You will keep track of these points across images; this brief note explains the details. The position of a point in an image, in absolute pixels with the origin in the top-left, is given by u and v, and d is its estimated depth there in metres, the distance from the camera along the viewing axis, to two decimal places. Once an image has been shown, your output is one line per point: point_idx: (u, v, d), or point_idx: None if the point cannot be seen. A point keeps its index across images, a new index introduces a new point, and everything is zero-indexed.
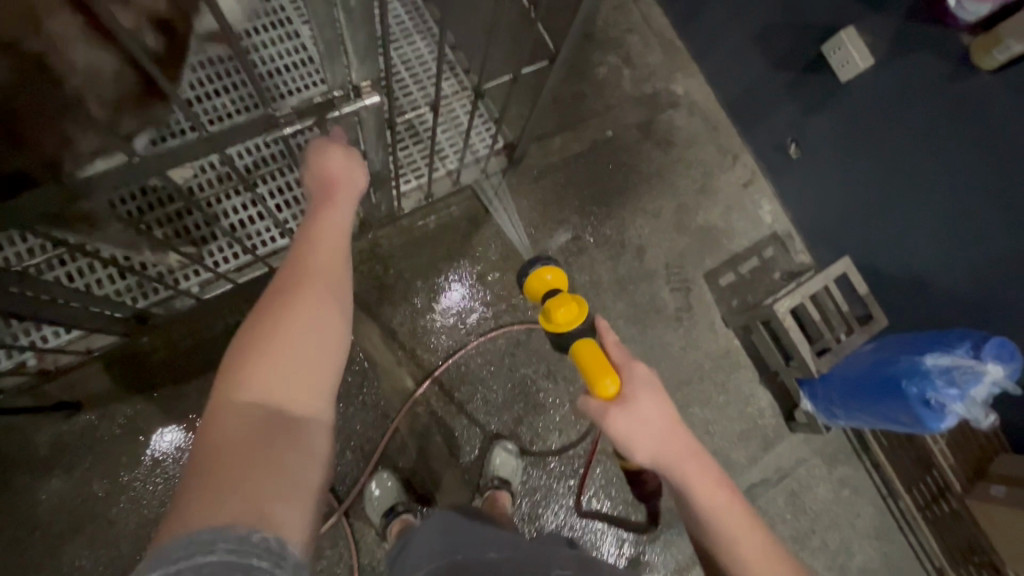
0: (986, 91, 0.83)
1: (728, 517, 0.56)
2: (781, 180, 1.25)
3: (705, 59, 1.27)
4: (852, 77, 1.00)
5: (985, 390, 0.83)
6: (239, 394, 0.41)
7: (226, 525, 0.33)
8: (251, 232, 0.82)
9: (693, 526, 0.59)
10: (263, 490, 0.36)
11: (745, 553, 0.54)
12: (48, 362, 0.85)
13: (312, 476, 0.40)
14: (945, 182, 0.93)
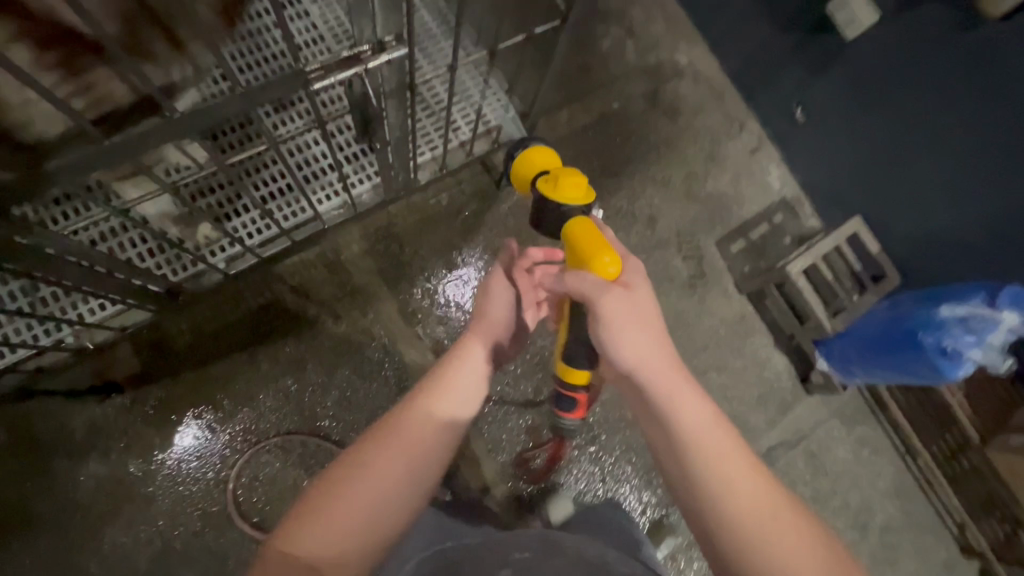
0: (997, 39, 0.82)
1: (703, 429, 0.54)
2: (789, 144, 1.26)
3: (708, 27, 1.27)
4: (857, 35, 0.99)
5: (1003, 337, 0.84)
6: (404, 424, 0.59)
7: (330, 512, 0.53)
8: (279, 205, 0.87)
9: (665, 444, 0.56)
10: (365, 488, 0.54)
11: (721, 469, 0.52)
12: (85, 339, 0.87)
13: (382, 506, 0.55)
14: (956, 133, 0.93)
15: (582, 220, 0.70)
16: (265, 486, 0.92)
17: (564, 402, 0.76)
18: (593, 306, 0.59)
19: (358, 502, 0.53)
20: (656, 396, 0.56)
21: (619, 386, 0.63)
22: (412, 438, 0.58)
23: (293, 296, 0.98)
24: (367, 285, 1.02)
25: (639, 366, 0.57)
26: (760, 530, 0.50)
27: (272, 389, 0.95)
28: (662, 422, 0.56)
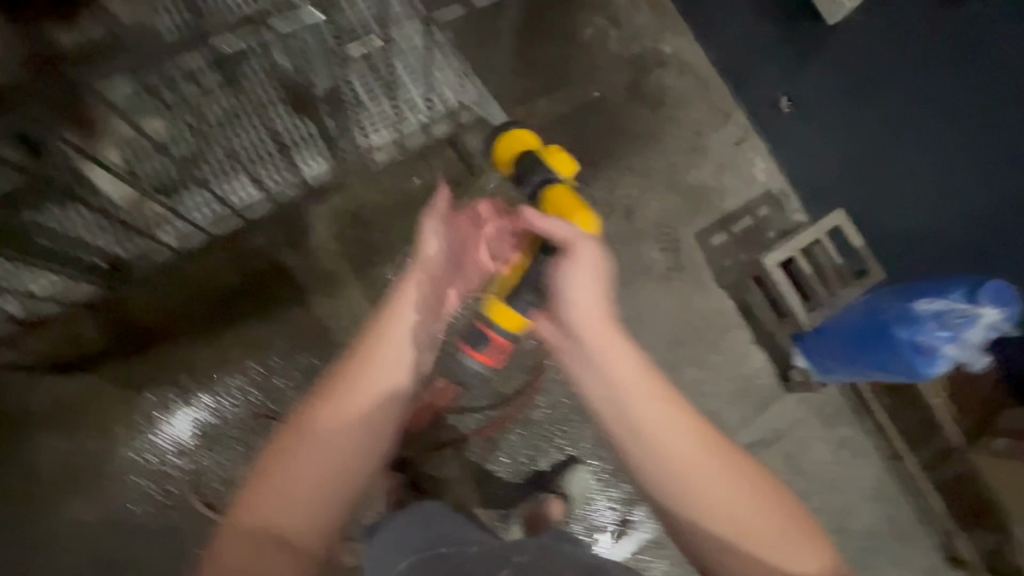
0: (983, 22, 0.79)
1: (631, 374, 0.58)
2: (776, 136, 1.22)
3: (695, 16, 1.24)
4: (839, 20, 0.94)
5: (982, 334, 0.80)
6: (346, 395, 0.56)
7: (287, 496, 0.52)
8: (231, 181, 0.96)
9: (597, 385, 0.61)
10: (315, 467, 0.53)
11: (645, 412, 0.57)
12: (33, 310, 0.90)
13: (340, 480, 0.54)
14: (943, 123, 0.89)
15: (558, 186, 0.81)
16: (226, 467, 0.92)
17: (480, 340, 0.84)
18: (569, 247, 0.67)
19: (311, 467, 0.52)
20: (598, 334, 0.61)
21: (555, 334, 0.68)
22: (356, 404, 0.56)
23: (260, 280, 0.98)
24: (335, 269, 1.01)
25: (590, 303, 0.63)
26: (686, 450, 0.56)
27: (237, 371, 0.95)
28: (600, 367, 0.60)
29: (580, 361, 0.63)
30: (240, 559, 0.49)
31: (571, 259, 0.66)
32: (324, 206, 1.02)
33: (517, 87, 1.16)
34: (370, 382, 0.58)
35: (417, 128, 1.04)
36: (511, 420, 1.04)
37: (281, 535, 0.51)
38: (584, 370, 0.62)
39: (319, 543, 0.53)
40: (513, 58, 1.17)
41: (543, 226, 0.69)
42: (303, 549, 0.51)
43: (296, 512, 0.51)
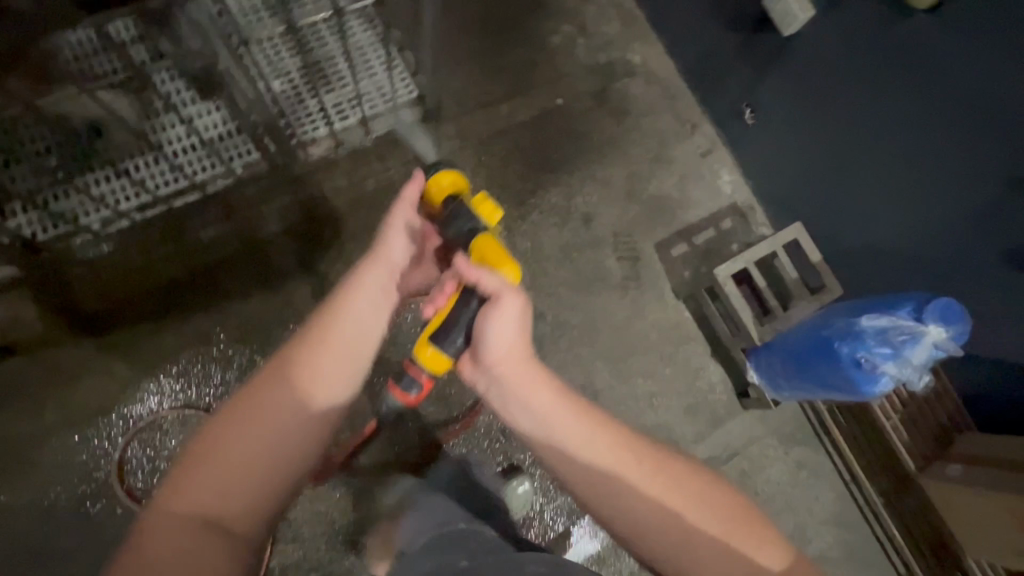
0: (925, 34, 0.78)
1: (553, 421, 0.59)
2: (741, 148, 1.21)
3: (664, 28, 1.25)
4: (794, 30, 0.95)
5: (926, 353, 0.77)
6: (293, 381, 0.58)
7: (219, 485, 0.53)
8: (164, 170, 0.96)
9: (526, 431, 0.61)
10: (252, 451, 0.54)
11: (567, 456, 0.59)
12: None
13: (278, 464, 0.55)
14: (889, 133, 0.88)
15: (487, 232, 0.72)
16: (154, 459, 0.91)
17: (406, 378, 0.74)
18: (498, 301, 0.63)
19: (249, 445, 0.54)
20: (519, 374, 0.62)
21: (477, 379, 0.67)
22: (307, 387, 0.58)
23: (206, 272, 0.98)
24: (282, 265, 1.01)
25: (514, 345, 0.63)
26: (620, 478, 0.57)
27: (174, 362, 0.95)
28: (525, 413, 0.61)
29: (506, 400, 0.63)
30: (169, 537, 0.50)
31: (496, 307, 0.64)
32: (274, 201, 1.02)
33: (480, 90, 1.16)
34: (311, 372, 0.59)
35: (353, 109, 1.03)
36: (446, 421, 1.04)
37: (207, 518, 0.52)
38: (515, 407, 0.62)
39: (243, 523, 0.54)
40: (477, 63, 1.17)
41: (472, 276, 0.64)
42: (229, 531, 0.53)
43: (224, 493, 0.53)
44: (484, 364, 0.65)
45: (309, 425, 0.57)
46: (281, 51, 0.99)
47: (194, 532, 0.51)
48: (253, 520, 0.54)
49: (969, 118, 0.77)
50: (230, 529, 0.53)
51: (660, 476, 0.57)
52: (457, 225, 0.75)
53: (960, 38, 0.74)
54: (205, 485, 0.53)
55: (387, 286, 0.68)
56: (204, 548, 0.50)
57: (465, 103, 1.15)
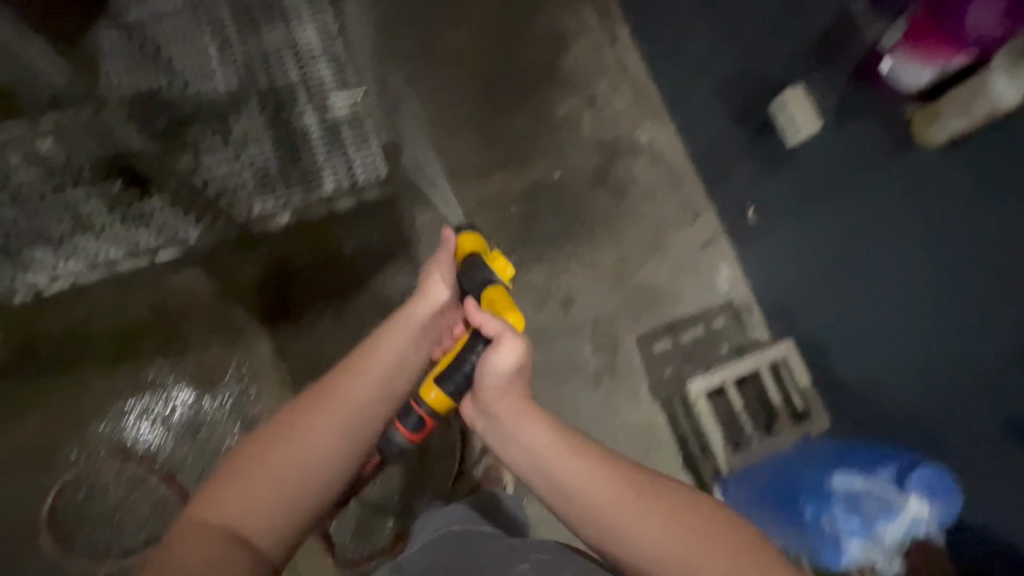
0: (929, 176, 0.70)
1: (554, 457, 0.53)
2: (742, 245, 1.13)
3: (676, 110, 1.19)
4: (799, 142, 0.87)
5: (901, 530, 0.69)
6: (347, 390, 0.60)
7: (263, 489, 0.54)
8: (98, 241, 0.97)
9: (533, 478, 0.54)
10: (300, 455, 0.55)
11: (573, 504, 0.52)
12: None
13: (322, 475, 0.56)
14: (885, 265, 0.79)
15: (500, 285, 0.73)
16: (87, 504, 0.91)
17: (408, 416, 0.72)
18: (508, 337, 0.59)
19: (298, 452, 0.55)
20: (520, 411, 0.57)
21: (476, 419, 0.61)
22: (357, 397, 0.60)
23: (170, 318, 0.97)
24: (246, 319, 1.00)
25: (515, 381, 0.59)
26: (616, 515, 0.50)
27: (122, 408, 0.94)
28: (524, 450, 0.55)
29: (505, 442, 0.57)
30: (202, 544, 0.50)
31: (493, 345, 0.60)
32: (247, 252, 1.01)
33: (473, 157, 1.14)
34: (352, 395, 0.60)
35: (324, 178, 1.05)
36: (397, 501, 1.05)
37: (236, 528, 0.52)
38: (515, 454, 0.56)
39: (275, 537, 0.54)
40: (474, 129, 1.15)
41: (475, 319, 0.64)
42: (254, 550, 0.52)
43: (256, 509, 0.53)
44: (483, 395, 0.59)
45: (343, 450, 0.58)
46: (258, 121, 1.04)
47: (225, 548, 0.50)
48: (276, 540, 0.54)
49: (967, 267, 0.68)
50: (255, 549, 0.52)
51: (663, 505, 0.50)
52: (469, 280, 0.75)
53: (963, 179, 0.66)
54: (238, 500, 0.53)
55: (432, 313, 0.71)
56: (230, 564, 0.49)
57: (456, 169, 1.12)
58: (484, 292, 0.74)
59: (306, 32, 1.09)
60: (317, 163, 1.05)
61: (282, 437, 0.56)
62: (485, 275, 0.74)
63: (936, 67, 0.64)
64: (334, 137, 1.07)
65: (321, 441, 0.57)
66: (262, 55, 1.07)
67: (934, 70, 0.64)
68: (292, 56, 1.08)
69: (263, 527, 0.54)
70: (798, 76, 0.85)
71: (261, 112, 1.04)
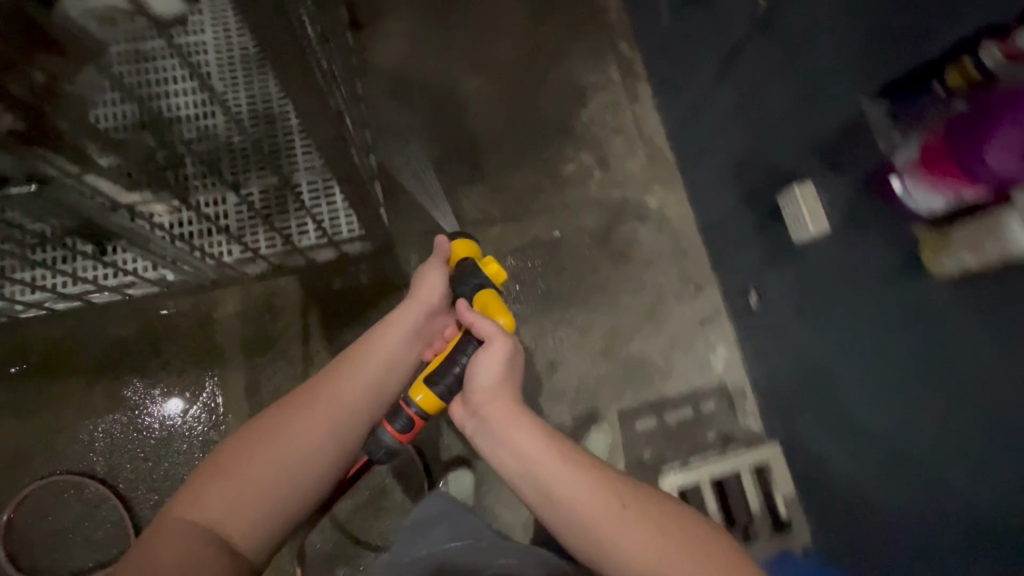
0: (935, 303, 0.64)
1: (538, 460, 0.62)
2: (743, 327, 1.08)
3: (689, 178, 1.16)
4: (804, 239, 0.83)
5: None
6: (335, 394, 0.70)
7: (254, 486, 0.62)
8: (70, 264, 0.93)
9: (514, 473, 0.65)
10: (288, 454, 0.65)
11: (557, 502, 0.60)
12: None
13: (307, 472, 0.66)
14: (879, 386, 0.74)
15: (491, 289, 0.78)
16: (45, 517, 0.91)
17: (398, 416, 0.77)
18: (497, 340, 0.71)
19: (287, 452, 0.65)
20: (508, 416, 0.67)
21: (466, 421, 0.72)
22: (343, 402, 0.70)
23: (152, 338, 0.98)
24: (225, 347, 0.99)
25: (501, 384, 0.70)
26: (594, 516, 0.58)
27: (94, 424, 0.95)
28: (511, 451, 0.65)
29: (493, 441, 0.67)
30: (192, 539, 0.58)
31: (484, 351, 0.72)
32: (237, 286, 1.01)
33: (475, 206, 1.13)
34: (341, 399, 0.70)
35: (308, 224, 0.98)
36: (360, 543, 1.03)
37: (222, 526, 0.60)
38: (502, 453, 0.66)
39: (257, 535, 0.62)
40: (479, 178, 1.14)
41: (469, 319, 0.72)
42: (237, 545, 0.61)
43: (240, 506, 0.61)
44: (473, 398, 0.71)
45: (328, 449, 0.68)
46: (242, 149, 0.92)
47: (209, 539, 0.59)
48: (257, 539, 0.62)
49: (962, 411, 0.63)
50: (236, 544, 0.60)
51: (640, 509, 0.59)
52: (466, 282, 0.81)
53: (968, 320, 0.61)
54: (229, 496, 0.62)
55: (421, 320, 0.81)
56: (214, 555, 0.58)
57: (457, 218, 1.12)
58: (477, 293, 0.79)
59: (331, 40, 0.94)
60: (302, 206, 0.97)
61: (272, 439, 0.65)
62: (478, 279, 0.79)
63: (948, 195, 0.59)
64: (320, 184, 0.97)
65: (308, 441, 0.66)
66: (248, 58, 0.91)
67: (946, 199, 0.59)
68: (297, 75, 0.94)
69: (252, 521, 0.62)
70: (809, 171, 0.81)
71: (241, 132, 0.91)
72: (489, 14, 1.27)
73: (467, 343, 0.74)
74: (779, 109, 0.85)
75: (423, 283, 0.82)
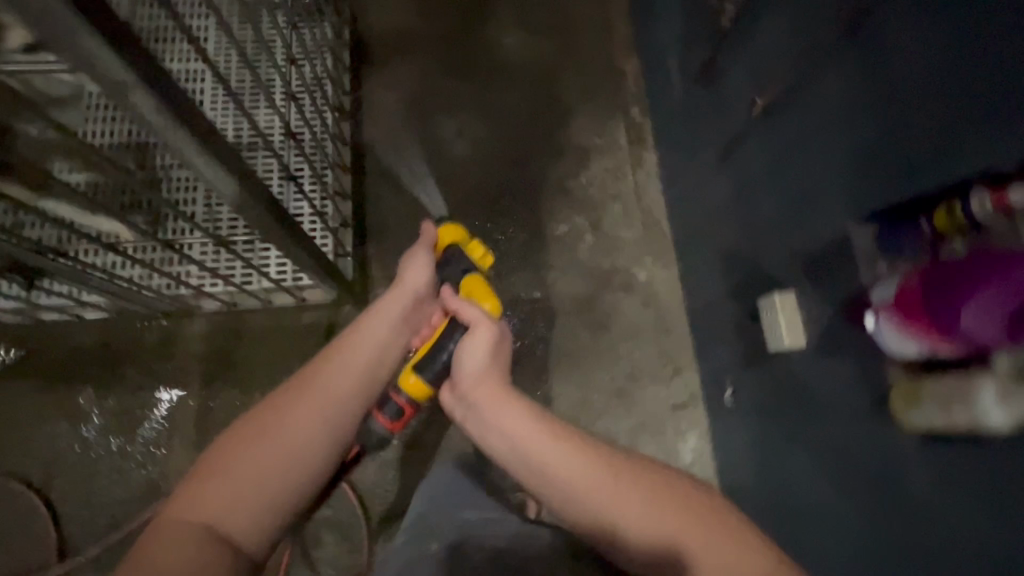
0: (903, 453, 0.60)
1: (528, 441, 0.61)
2: (717, 420, 1.03)
3: (683, 255, 1.13)
4: (778, 349, 0.80)
5: None
6: (326, 384, 0.70)
7: (246, 485, 0.61)
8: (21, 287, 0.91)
9: (505, 454, 0.63)
10: (277, 450, 0.64)
11: (553, 477, 0.60)
12: None
13: (302, 466, 0.65)
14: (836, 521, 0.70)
15: (476, 274, 0.90)
16: None
17: (388, 405, 0.85)
18: (486, 324, 0.74)
19: (278, 448, 0.64)
20: (493, 397, 0.66)
21: (454, 406, 0.71)
22: (335, 394, 0.69)
23: (112, 349, 0.97)
24: (183, 367, 0.98)
25: (488, 371, 0.69)
26: (596, 491, 0.58)
27: (42, 428, 0.94)
28: (500, 435, 0.63)
29: (481, 427, 0.65)
30: (181, 545, 0.56)
31: (470, 335, 0.73)
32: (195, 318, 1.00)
33: None
34: (331, 393, 0.69)
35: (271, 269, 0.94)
36: None
37: (216, 526, 0.59)
38: (492, 436, 0.64)
39: (249, 534, 0.61)
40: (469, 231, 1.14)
41: (456, 305, 0.79)
42: (234, 545, 0.59)
43: (240, 501, 0.61)
44: (462, 380, 0.71)
45: (320, 442, 0.67)
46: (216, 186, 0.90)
47: (212, 537, 0.58)
48: (259, 533, 0.62)
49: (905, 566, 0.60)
50: (240, 541, 0.60)
51: (637, 481, 0.59)
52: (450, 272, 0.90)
53: (916, 478, 0.58)
54: (220, 495, 0.60)
55: (406, 307, 0.81)
56: (208, 558, 0.56)
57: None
58: (461, 283, 0.90)
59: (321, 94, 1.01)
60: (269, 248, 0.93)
61: (264, 433, 0.64)
62: (461, 265, 0.90)
63: (921, 346, 0.55)
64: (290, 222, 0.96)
65: (300, 435, 0.65)
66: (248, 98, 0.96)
67: (919, 349, 0.55)
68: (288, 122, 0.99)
69: (250, 520, 0.61)
70: (791, 280, 0.77)
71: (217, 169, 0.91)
72: (504, 65, 1.27)
73: (453, 325, 0.79)
74: (770, 210, 0.82)
75: (409, 272, 0.84)
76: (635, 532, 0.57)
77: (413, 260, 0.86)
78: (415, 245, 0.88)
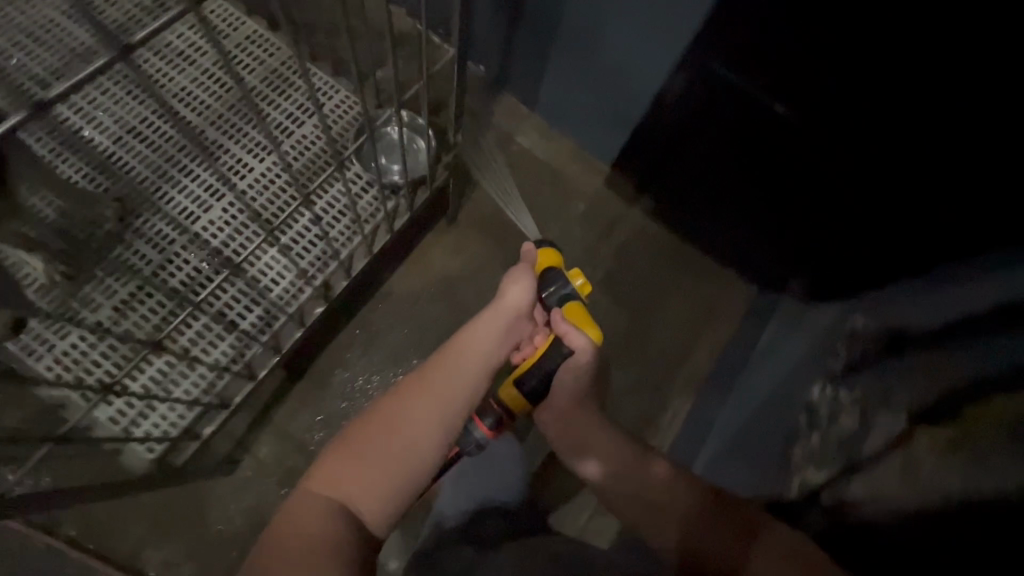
0: None
1: (609, 454, 0.72)
2: None
3: None
4: None
5: None
6: (439, 382, 0.71)
7: (378, 474, 0.64)
8: None
9: (593, 468, 0.74)
10: (400, 443, 0.66)
11: (611, 468, 0.72)
12: None
13: (422, 459, 0.67)
14: None
15: (578, 299, 0.80)
16: None
17: (486, 415, 0.87)
18: (587, 352, 0.76)
19: (401, 442, 0.66)
20: (588, 422, 0.76)
21: (550, 424, 0.79)
22: (449, 396, 0.70)
23: None
24: None
25: (585, 394, 0.78)
26: (633, 476, 0.69)
27: None
28: (595, 454, 0.74)
29: (577, 442, 0.76)
30: (316, 517, 0.60)
31: (569, 361, 0.77)
32: None
33: None
34: (441, 390, 0.71)
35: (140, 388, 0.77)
36: None
37: (350, 504, 0.63)
38: (585, 458, 0.75)
39: (376, 515, 0.64)
40: None
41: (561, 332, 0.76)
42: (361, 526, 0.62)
43: (362, 486, 0.64)
44: (563, 404, 0.78)
45: (436, 442, 0.68)
46: (172, 273, 0.79)
47: (340, 517, 0.61)
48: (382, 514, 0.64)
49: None
50: (365, 524, 0.62)
51: (693, 487, 0.66)
52: (551, 289, 0.80)
53: None
54: (356, 476, 0.64)
55: (503, 320, 0.78)
56: (340, 535, 0.59)
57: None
58: (562, 305, 0.79)
59: (349, 272, 0.84)
60: (139, 378, 0.77)
61: (390, 422, 0.67)
62: (565, 290, 0.80)
63: None
64: (217, 352, 0.78)
65: (426, 423, 0.68)
66: (269, 211, 0.83)
67: None
68: (290, 259, 0.82)
69: (388, 505, 0.65)
70: None
71: (178, 266, 0.79)
72: None
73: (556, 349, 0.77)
74: None
75: (511, 287, 0.79)
76: (652, 489, 0.68)
77: (517, 274, 0.80)
78: (514, 265, 0.82)
